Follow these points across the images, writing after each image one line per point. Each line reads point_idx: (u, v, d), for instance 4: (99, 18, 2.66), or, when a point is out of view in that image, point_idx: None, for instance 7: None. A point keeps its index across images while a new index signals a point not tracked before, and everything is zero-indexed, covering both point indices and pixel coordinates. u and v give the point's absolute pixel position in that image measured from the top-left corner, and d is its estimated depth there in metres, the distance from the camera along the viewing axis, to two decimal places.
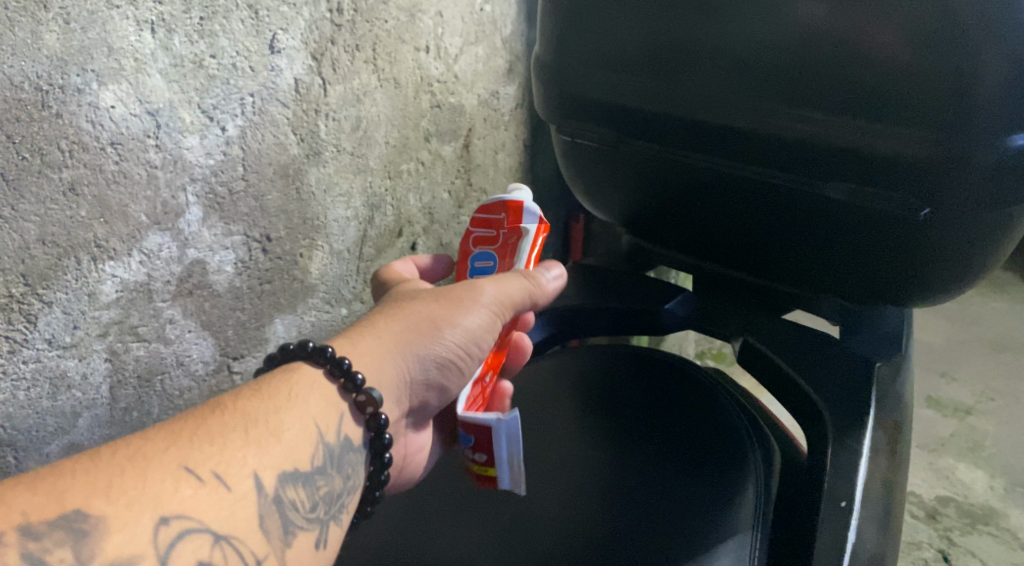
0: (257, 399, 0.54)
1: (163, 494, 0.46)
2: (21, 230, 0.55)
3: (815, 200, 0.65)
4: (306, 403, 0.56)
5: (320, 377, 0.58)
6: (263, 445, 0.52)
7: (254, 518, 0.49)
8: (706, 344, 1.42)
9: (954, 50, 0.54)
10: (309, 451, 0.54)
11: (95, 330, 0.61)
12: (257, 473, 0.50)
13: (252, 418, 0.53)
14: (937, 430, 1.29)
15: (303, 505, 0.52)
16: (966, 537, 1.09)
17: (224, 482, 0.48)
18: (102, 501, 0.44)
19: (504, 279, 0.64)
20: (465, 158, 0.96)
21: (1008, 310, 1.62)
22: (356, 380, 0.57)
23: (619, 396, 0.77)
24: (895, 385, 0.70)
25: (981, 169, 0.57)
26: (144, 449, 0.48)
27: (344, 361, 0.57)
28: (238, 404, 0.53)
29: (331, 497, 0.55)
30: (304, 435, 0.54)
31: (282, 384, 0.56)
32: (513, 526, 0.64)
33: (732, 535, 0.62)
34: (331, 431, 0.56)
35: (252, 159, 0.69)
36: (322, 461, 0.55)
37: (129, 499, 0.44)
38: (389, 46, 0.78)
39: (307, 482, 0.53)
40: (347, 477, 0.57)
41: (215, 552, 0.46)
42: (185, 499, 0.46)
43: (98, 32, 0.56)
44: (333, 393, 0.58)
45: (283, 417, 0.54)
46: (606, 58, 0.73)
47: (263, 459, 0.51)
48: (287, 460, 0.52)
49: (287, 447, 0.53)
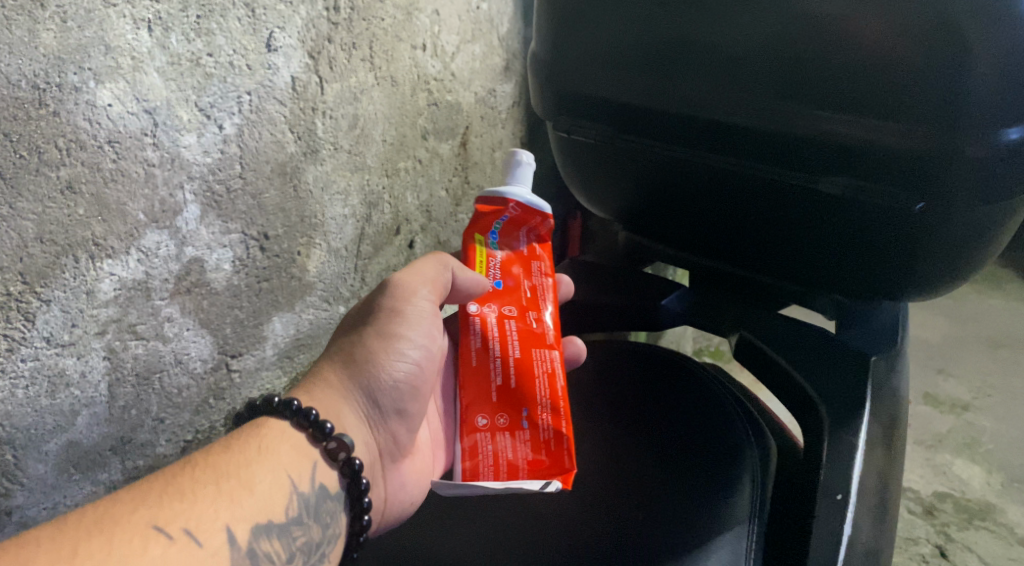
0: (229, 453, 0.57)
1: (132, 552, 0.48)
2: (19, 228, 0.55)
3: (812, 196, 0.65)
4: (277, 455, 0.58)
5: (289, 427, 0.60)
6: (234, 499, 0.54)
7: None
8: (704, 341, 1.42)
9: (948, 47, 0.55)
10: (283, 501, 0.57)
11: (93, 328, 0.61)
12: (229, 526, 0.53)
13: (221, 472, 0.55)
14: (934, 426, 1.29)
15: (279, 556, 0.55)
16: (963, 532, 1.10)
17: (195, 537, 0.51)
18: (68, 564, 0.46)
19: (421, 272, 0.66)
20: (463, 156, 0.96)
21: (1005, 306, 1.62)
22: (323, 428, 0.60)
23: (615, 391, 0.77)
24: (891, 379, 0.71)
25: (976, 163, 0.57)
26: (115, 509, 0.50)
27: (311, 412, 0.60)
28: (209, 458, 0.56)
29: (310, 547, 0.57)
30: (277, 487, 0.57)
31: (254, 438, 0.59)
32: (510, 524, 0.64)
33: (728, 530, 0.63)
34: (305, 481, 0.59)
35: (250, 158, 0.69)
36: (299, 510, 0.57)
37: (96, 560, 0.47)
38: (386, 44, 0.78)
39: (283, 533, 0.56)
40: (327, 526, 0.59)
41: None
42: (156, 557, 0.49)
43: (95, 31, 0.56)
44: (303, 442, 0.60)
45: (254, 470, 0.56)
46: (603, 55, 0.73)
47: (234, 512, 0.54)
48: (260, 512, 0.55)
49: (258, 500, 0.55)
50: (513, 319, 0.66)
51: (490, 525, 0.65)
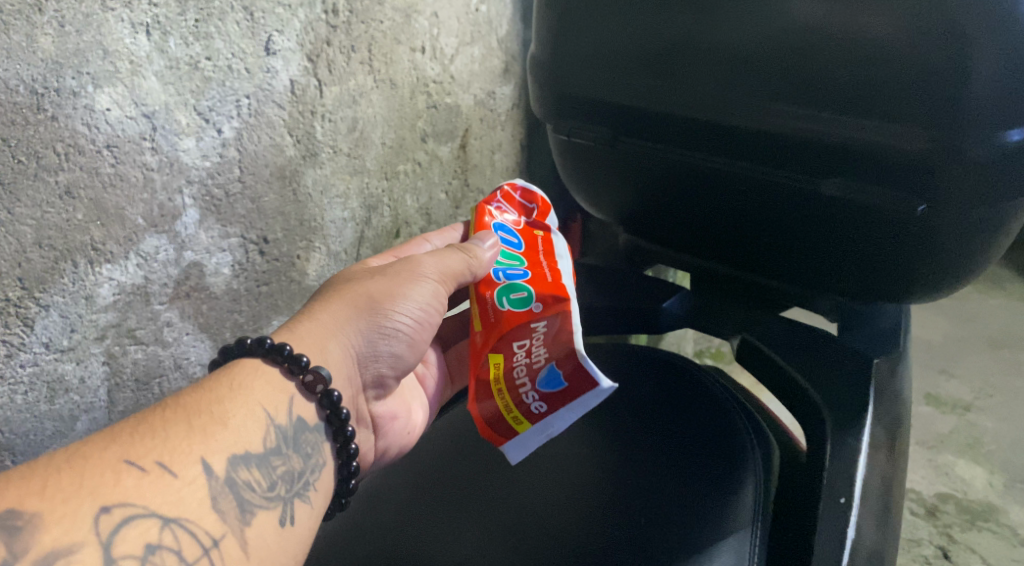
0: (198, 391, 0.55)
1: (103, 485, 0.47)
2: (17, 233, 0.55)
3: (811, 195, 0.65)
4: (251, 390, 0.57)
5: (261, 364, 0.59)
6: (208, 432, 0.52)
7: (205, 499, 0.50)
8: (705, 343, 1.42)
9: (952, 47, 0.55)
10: (260, 433, 0.55)
11: (92, 333, 0.61)
12: (204, 457, 0.51)
13: (191, 408, 0.53)
14: (936, 427, 1.29)
15: (260, 485, 0.54)
16: (966, 533, 1.10)
17: (169, 469, 0.49)
18: (37, 499, 0.45)
19: (444, 253, 0.65)
20: (462, 158, 0.96)
21: (1007, 306, 1.62)
22: (298, 361, 0.58)
23: (620, 392, 0.76)
24: (894, 381, 0.71)
25: (978, 163, 0.58)
26: (85, 448, 0.49)
27: (283, 346, 0.58)
28: (180, 399, 0.54)
29: (291, 476, 0.56)
30: (251, 420, 0.55)
31: (224, 376, 0.57)
32: (513, 526, 0.64)
33: (731, 533, 0.62)
34: (281, 415, 0.57)
35: (248, 162, 0.69)
36: (276, 442, 0.56)
37: (65, 494, 0.46)
38: (385, 47, 0.78)
39: (261, 463, 0.55)
40: (308, 457, 0.59)
41: (162, 536, 0.47)
42: (129, 489, 0.47)
43: (94, 35, 0.56)
44: (279, 378, 0.59)
45: (227, 406, 0.55)
46: (600, 57, 0.73)
47: (209, 444, 0.52)
48: (236, 443, 0.53)
49: (233, 431, 0.54)
50: (535, 272, 0.65)
51: (493, 527, 0.64)
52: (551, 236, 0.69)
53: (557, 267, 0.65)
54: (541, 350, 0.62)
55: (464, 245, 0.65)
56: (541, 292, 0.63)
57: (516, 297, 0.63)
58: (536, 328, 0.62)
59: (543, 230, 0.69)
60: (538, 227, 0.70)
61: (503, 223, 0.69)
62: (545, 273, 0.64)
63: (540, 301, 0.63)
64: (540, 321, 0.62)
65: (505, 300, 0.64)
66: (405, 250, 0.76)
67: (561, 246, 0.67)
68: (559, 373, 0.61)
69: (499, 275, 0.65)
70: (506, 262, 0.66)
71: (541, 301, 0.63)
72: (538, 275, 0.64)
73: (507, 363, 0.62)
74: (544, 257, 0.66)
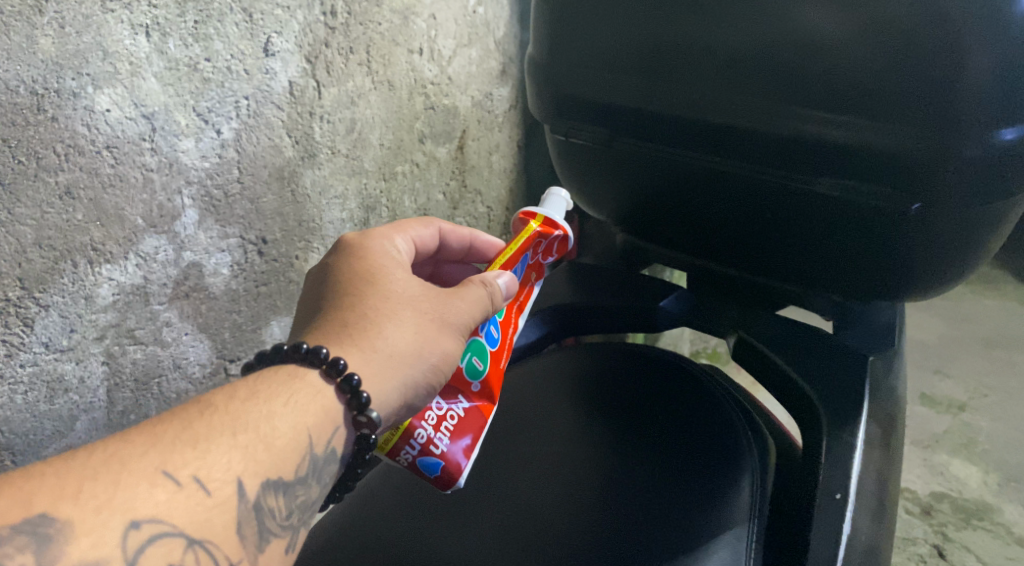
0: (251, 401, 0.51)
1: (137, 497, 0.44)
2: (17, 233, 0.55)
3: (807, 195, 0.66)
4: (303, 411, 0.53)
5: (322, 385, 0.54)
6: (250, 450, 0.49)
7: (231, 523, 0.47)
8: (701, 343, 1.43)
9: (944, 48, 0.55)
10: (298, 461, 0.52)
11: (92, 333, 0.61)
12: (239, 478, 0.48)
13: (240, 419, 0.50)
14: (931, 427, 1.29)
15: (280, 513, 0.51)
16: (961, 532, 1.10)
17: (204, 486, 0.47)
18: (70, 505, 0.43)
19: (467, 289, 0.62)
20: (459, 160, 0.96)
21: (1001, 306, 1.63)
22: (362, 398, 0.54)
23: (617, 391, 0.77)
24: (888, 379, 0.71)
25: (971, 163, 0.58)
26: (125, 449, 0.46)
27: (353, 378, 0.54)
28: (231, 405, 0.50)
29: (309, 505, 0.53)
30: (295, 446, 0.51)
31: (280, 389, 0.53)
32: (511, 525, 0.64)
33: (727, 530, 0.63)
34: (322, 443, 0.53)
35: (247, 162, 0.69)
36: (307, 470, 0.52)
37: (97, 503, 0.43)
38: (383, 49, 0.79)
39: (288, 490, 0.51)
40: (327, 486, 0.55)
41: (185, 557, 0.45)
42: (160, 504, 0.45)
43: (93, 36, 0.56)
44: (335, 407, 0.54)
45: (276, 425, 0.51)
46: (597, 58, 0.73)
47: (248, 466, 0.49)
48: (272, 467, 0.50)
49: (276, 453, 0.50)
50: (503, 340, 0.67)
51: (490, 525, 0.64)
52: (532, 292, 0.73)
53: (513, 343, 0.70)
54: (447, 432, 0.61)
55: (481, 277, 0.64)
56: (489, 380, 0.64)
57: (475, 361, 0.64)
58: (457, 401, 0.63)
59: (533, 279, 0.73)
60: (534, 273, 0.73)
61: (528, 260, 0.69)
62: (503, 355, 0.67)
63: (481, 385, 0.64)
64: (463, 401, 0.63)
65: (467, 356, 0.64)
66: (413, 225, 0.69)
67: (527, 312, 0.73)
68: (441, 459, 0.60)
69: (485, 325, 0.65)
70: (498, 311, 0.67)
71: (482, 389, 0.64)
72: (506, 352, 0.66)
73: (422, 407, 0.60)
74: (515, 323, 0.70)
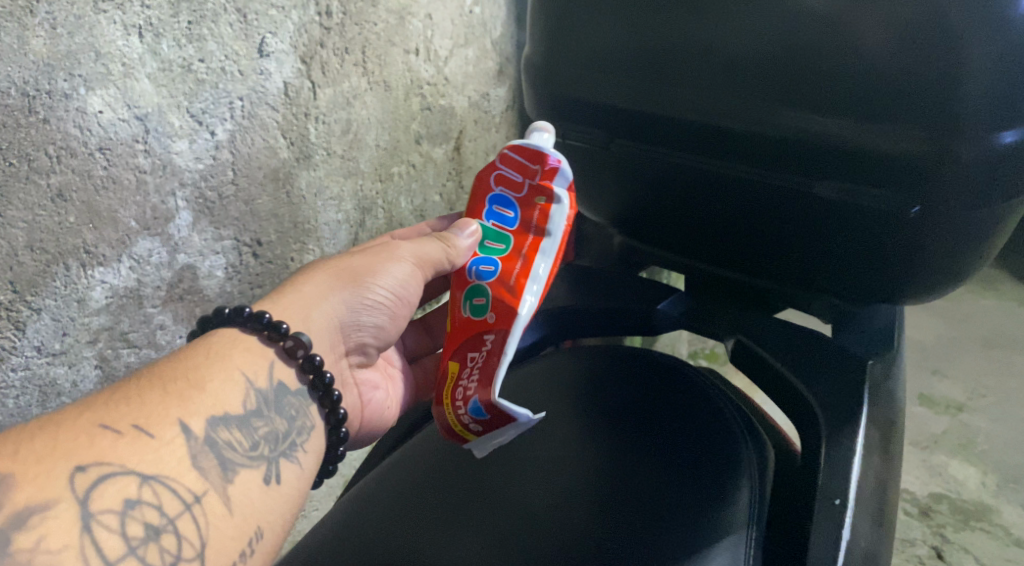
0: (176, 360, 0.55)
1: (77, 447, 0.47)
2: (9, 237, 0.55)
3: (805, 198, 0.65)
4: (229, 356, 0.57)
5: (240, 334, 0.59)
6: (183, 396, 0.53)
7: (185, 458, 0.50)
8: (700, 345, 1.43)
9: (944, 51, 0.55)
10: (239, 395, 0.56)
11: (84, 337, 0.61)
12: (181, 419, 0.52)
13: (168, 377, 0.54)
14: (929, 428, 1.29)
15: (241, 445, 0.54)
16: (959, 533, 1.10)
17: (146, 430, 0.50)
18: (10, 461, 0.45)
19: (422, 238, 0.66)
20: (456, 160, 0.95)
21: (1000, 306, 1.63)
22: (277, 328, 0.59)
23: (613, 392, 0.76)
24: (888, 382, 0.71)
25: (972, 165, 0.58)
26: (59, 416, 0.49)
27: (262, 315, 0.59)
28: (157, 368, 0.54)
29: (276, 437, 0.57)
30: (230, 383, 0.56)
31: (203, 344, 0.58)
32: (509, 530, 0.64)
33: (726, 536, 0.62)
34: (261, 378, 0.58)
35: (242, 164, 0.68)
36: (257, 404, 0.57)
37: (39, 456, 0.46)
38: (379, 49, 0.78)
39: (243, 424, 0.55)
40: (293, 419, 0.59)
41: (141, 492, 0.47)
42: (103, 450, 0.47)
43: (85, 37, 0.56)
44: (259, 345, 0.59)
45: (204, 372, 0.55)
46: (594, 59, 0.73)
47: (186, 407, 0.52)
48: (213, 405, 0.54)
49: (210, 393, 0.54)
50: (506, 269, 0.64)
51: (489, 530, 0.64)
52: (550, 207, 0.64)
53: (529, 269, 0.63)
54: (476, 371, 0.62)
55: (439, 232, 0.66)
56: (496, 302, 0.63)
57: (477, 301, 0.64)
58: (485, 340, 0.63)
59: (544, 199, 0.64)
60: (538, 193, 0.64)
61: (500, 195, 0.66)
62: (512, 277, 0.63)
63: (493, 312, 0.63)
64: (489, 336, 0.62)
65: (469, 304, 0.65)
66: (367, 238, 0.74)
67: (556, 224, 0.64)
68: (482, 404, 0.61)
69: (475, 269, 0.66)
70: (492, 249, 0.66)
71: (495, 314, 0.63)
72: (505, 271, 0.64)
73: (457, 372, 0.64)
74: (526, 246, 0.64)
